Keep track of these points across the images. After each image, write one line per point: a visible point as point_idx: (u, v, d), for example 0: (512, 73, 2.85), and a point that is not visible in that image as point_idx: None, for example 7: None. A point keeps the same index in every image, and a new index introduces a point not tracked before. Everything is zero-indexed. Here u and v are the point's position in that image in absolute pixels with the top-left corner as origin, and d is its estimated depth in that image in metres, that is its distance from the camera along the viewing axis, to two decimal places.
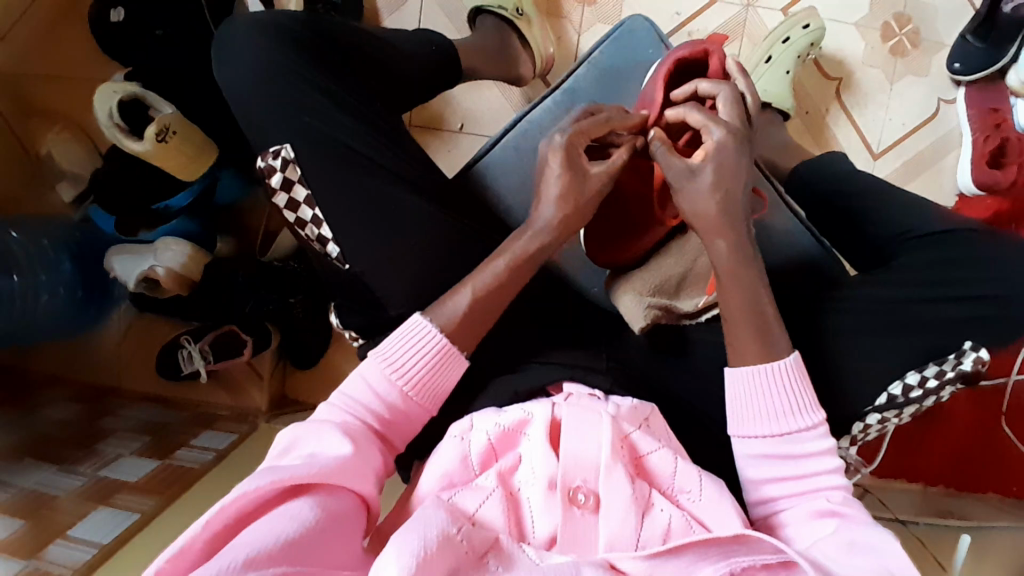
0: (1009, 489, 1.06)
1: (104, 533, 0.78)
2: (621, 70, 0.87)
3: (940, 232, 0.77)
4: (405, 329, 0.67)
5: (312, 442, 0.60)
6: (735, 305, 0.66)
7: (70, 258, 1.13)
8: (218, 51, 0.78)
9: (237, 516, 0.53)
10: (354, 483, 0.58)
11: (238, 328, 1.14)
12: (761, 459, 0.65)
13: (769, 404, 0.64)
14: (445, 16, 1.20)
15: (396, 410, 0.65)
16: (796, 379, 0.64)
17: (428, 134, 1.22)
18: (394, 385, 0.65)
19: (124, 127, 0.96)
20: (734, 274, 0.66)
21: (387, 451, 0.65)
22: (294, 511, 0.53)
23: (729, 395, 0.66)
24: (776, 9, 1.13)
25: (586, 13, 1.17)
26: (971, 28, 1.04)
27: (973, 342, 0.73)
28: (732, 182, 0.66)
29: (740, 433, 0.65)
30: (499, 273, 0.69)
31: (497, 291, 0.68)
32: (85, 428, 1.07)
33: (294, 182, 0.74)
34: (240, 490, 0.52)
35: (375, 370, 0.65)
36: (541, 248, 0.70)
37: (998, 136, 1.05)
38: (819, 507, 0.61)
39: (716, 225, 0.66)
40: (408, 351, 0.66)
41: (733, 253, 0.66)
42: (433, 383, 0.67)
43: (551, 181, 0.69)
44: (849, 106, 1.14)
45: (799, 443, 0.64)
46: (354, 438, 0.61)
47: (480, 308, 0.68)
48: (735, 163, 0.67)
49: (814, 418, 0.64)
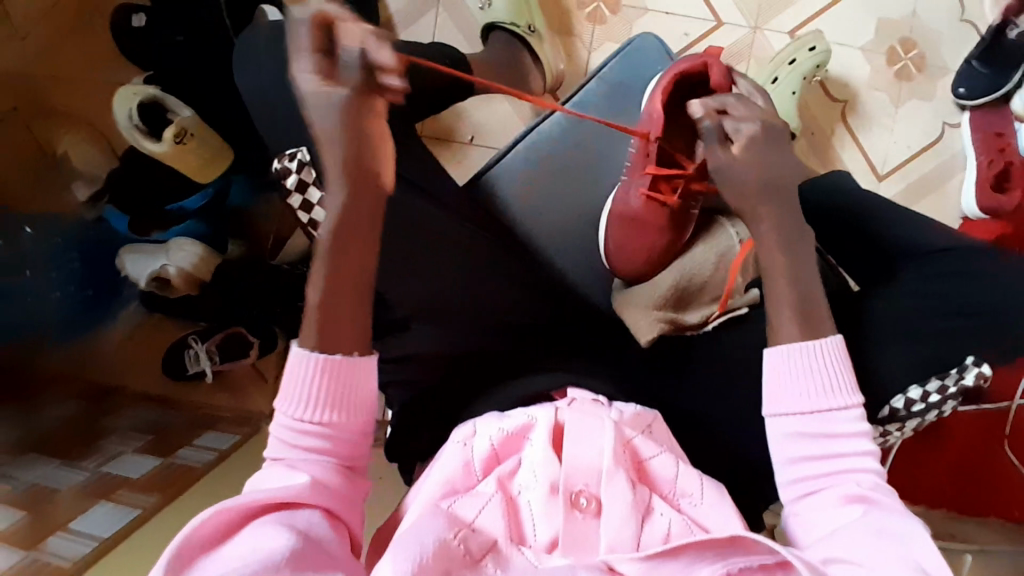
0: (1011, 514, 1.05)
1: (104, 528, 0.78)
2: (630, 84, 0.88)
3: (943, 249, 0.79)
4: (288, 368, 0.64)
5: (269, 480, 0.62)
6: (783, 287, 0.68)
7: (80, 255, 1.17)
8: (240, 59, 0.80)
9: (212, 540, 0.54)
10: (320, 499, 0.60)
11: (245, 329, 1.17)
12: (796, 438, 0.64)
13: (809, 382, 0.64)
14: (458, 31, 1.22)
15: (326, 440, 0.63)
16: (836, 359, 0.64)
17: (440, 144, 1.24)
18: (308, 420, 0.63)
19: (144, 129, 1.00)
20: (784, 250, 0.70)
21: (352, 476, 0.64)
22: (266, 530, 0.55)
23: (769, 370, 0.66)
24: (783, 32, 1.15)
25: (596, 32, 1.20)
26: (976, 54, 1.08)
27: (975, 358, 0.74)
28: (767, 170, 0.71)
29: (774, 412, 0.65)
30: (339, 213, 0.68)
31: (348, 253, 0.68)
32: (88, 426, 1.08)
33: (309, 183, 0.75)
34: (209, 513, 0.54)
35: (284, 415, 0.64)
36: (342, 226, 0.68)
37: (1002, 160, 1.06)
38: (849, 492, 0.60)
39: (764, 211, 0.70)
40: (302, 385, 0.64)
41: (780, 236, 0.70)
42: (344, 397, 0.64)
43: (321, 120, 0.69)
44: (854, 128, 1.15)
45: (833, 423, 0.63)
46: (309, 468, 0.62)
47: (332, 312, 0.66)
48: (771, 150, 0.72)
49: (849, 400, 0.63)
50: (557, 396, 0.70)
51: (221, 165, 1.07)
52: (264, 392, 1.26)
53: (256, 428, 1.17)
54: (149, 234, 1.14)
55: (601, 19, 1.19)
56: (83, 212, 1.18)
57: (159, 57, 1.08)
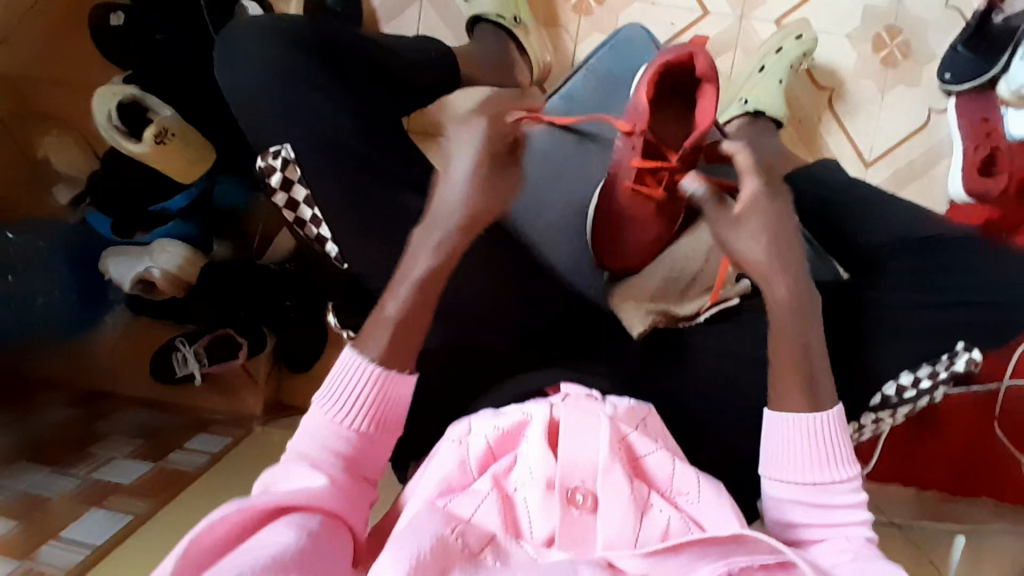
0: (1004, 494, 1.05)
1: (97, 535, 0.77)
2: (619, 76, 0.88)
3: (933, 235, 0.79)
4: (337, 369, 0.65)
5: (284, 480, 0.60)
6: (784, 327, 0.68)
7: (65, 260, 1.14)
8: (221, 56, 0.79)
9: (217, 544, 0.53)
10: (333, 505, 0.59)
11: (233, 332, 1.15)
12: (794, 505, 0.64)
13: (810, 453, 0.64)
14: (443, 24, 1.21)
15: (356, 448, 0.64)
16: (838, 433, 0.65)
17: (426, 139, 1.23)
18: (343, 426, 0.64)
19: (123, 129, 0.97)
20: (786, 282, 0.68)
21: (363, 484, 0.64)
22: (275, 532, 0.54)
23: (769, 437, 0.66)
24: (769, 20, 1.14)
25: (582, 23, 1.19)
26: (962, 39, 1.08)
27: (966, 343, 0.74)
28: (777, 232, 0.69)
29: (774, 477, 0.65)
30: (441, 250, 0.68)
31: (432, 286, 0.68)
32: (78, 432, 1.06)
33: (294, 181, 0.74)
34: (217, 515, 0.53)
35: (319, 417, 0.64)
36: (445, 261, 0.68)
37: (988, 145, 1.06)
38: (839, 547, 0.61)
39: (772, 270, 0.68)
40: (347, 389, 0.64)
41: (790, 292, 0.68)
42: (387, 411, 0.65)
43: (462, 166, 0.72)
44: (842, 116, 1.15)
45: (831, 493, 0.63)
46: (328, 473, 0.61)
47: (406, 328, 0.66)
48: (772, 210, 0.71)
49: (846, 472, 0.64)
50: (551, 392, 0.69)
51: (201, 166, 1.05)
52: (256, 392, 1.25)
53: (249, 430, 1.16)
54: (134, 237, 1.12)
55: (587, 10, 1.18)
56: (66, 215, 1.16)
57: (139, 55, 1.06)
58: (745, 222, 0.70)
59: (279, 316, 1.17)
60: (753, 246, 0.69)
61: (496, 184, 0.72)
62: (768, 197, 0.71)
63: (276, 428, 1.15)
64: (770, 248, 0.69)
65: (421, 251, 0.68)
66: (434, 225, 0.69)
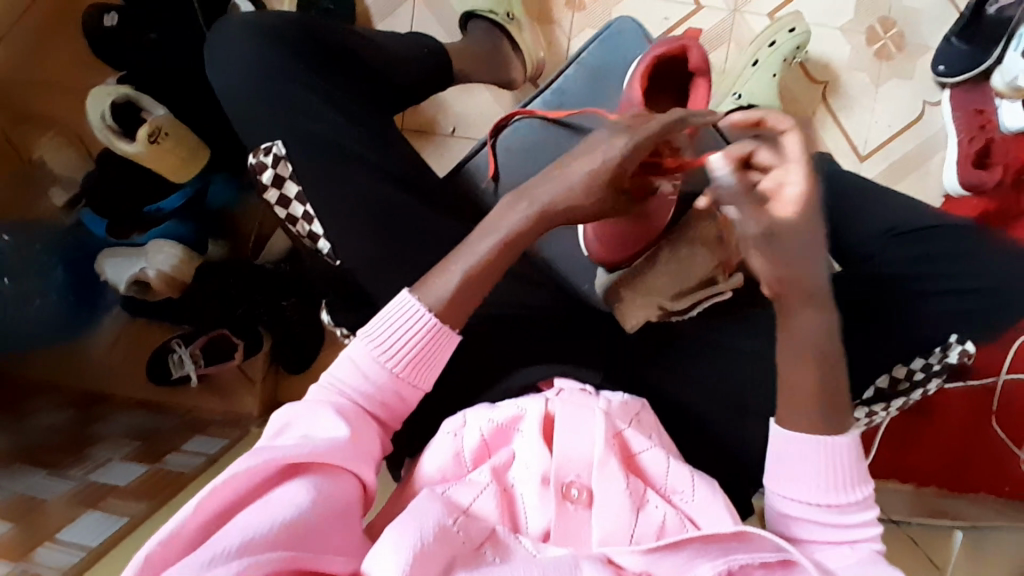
0: (1002, 489, 1.06)
1: (94, 536, 0.77)
2: (610, 69, 0.87)
3: (931, 226, 0.78)
4: (391, 310, 0.63)
5: (306, 423, 0.58)
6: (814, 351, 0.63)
7: (61, 262, 1.14)
8: (211, 53, 0.79)
9: (228, 499, 0.51)
10: (354, 463, 0.57)
11: (228, 332, 1.16)
12: (794, 517, 0.60)
13: (818, 472, 0.60)
14: (436, 22, 1.21)
15: (387, 390, 0.62)
16: (852, 453, 0.60)
17: (420, 138, 1.23)
18: (386, 369, 0.61)
19: (117, 129, 0.97)
20: (806, 305, 0.64)
21: (383, 432, 0.63)
22: (288, 494, 0.52)
23: (776, 451, 0.62)
24: (762, 14, 1.14)
25: (575, 19, 1.19)
26: (955, 31, 1.07)
27: (959, 335, 0.76)
28: (800, 252, 0.65)
29: (776, 487, 0.61)
30: (519, 220, 0.66)
31: (508, 249, 0.66)
32: (75, 434, 1.06)
33: (285, 179, 0.74)
34: (231, 472, 0.51)
35: (362, 352, 0.62)
36: (519, 235, 0.66)
37: (983, 137, 1.07)
38: (846, 556, 0.58)
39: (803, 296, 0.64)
40: (397, 334, 0.62)
41: (818, 325, 0.64)
42: (432, 361, 0.63)
43: (584, 164, 0.67)
44: (836, 110, 1.15)
45: (836, 512, 0.59)
46: (352, 422, 0.59)
47: (462, 294, 0.64)
48: (800, 228, 0.65)
49: (857, 490, 0.59)
50: (545, 387, 0.71)
51: (195, 166, 1.05)
52: (253, 393, 1.25)
53: (245, 431, 1.16)
54: (129, 237, 1.12)
55: (580, 6, 1.18)
56: (61, 217, 1.15)
57: (131, 55, 1.06)
58: (764, 235, 0.65)
59: (277, 318, 1.17)
60: (760, 260, 0.66)
61: (601, 196, 0.67)
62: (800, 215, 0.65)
63: None
64: (787, 268, 0.64)
65: (495, 224, 0.66)
66: (525, 196, 0.67)
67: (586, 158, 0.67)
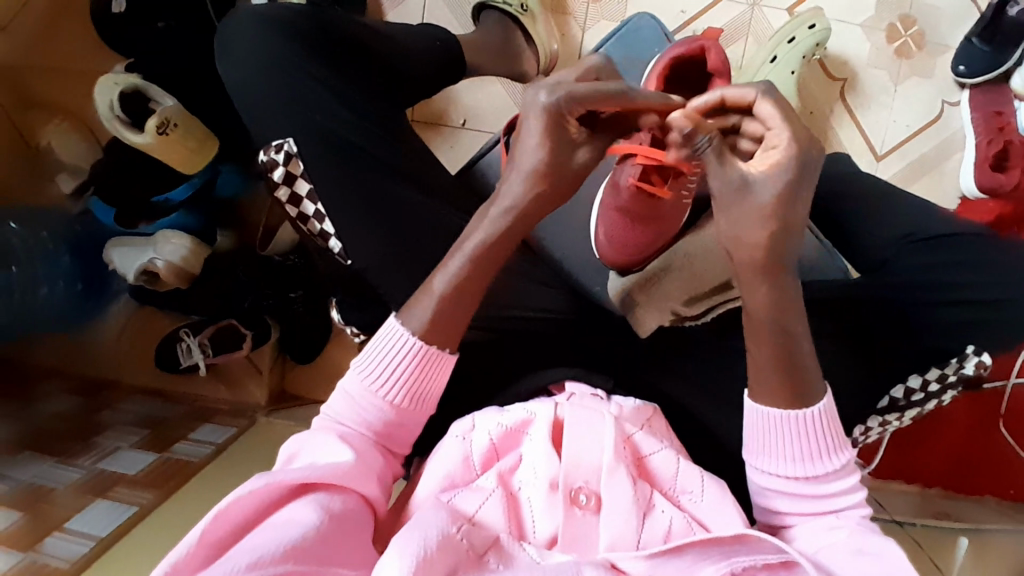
0: (1006, 492, 1.06)
1: (103, 526, 0.77)
2: (626, 65, 0.88)
3: (950, 234, 0.76)
4: (380, 337, 0.63)
5: (309, 450, 0.59)
6: (767, 317, 0.56)
7: (68, 251, 1.15)
8: (222, 45, 0.78)
9: (235, 521, 0.52)
10: (358, 483, 0.57)
11: (237, 323, 1.16)
12: (779, 493, 0.59)
13: (794, 448, 0.57)
14: (448, 12, 1.19)
15: (386, 420, 0.62)
16: (819, 422, 0.57)
17: (430, 129, 1.22)
18: (378, 398, 0.61)
19: (125, 120, 0.96)
20: (772, 280, 0.55)
21: (387, 460, 0.62)
22: (296, 512, 0.52)
23: (749, 429, 0.59)
24: (782, 9, 1.12)
25: (590, 10, 1.16)
26: (976, 31, 1.06)
27: (976, 347, 0.74)
28: (786, 209, 0.53)
29: (756, 464, 0.60)
30: (497, 226, 0.63)
31: (487, 257, 0.63)
32: (83, 421, 1.06)
33: (297, 177, 0.73)
34: (238, 493, 0.51)
35: (356, 383, 0.62)
36: (500, 240, 0.62)
37: (1002, 139, 1.04)
38: (830, 523, 0.57)
39: (765, 267, 0.54)
40: (386, 359, 0.62)
41: (776, 297, 0.55)
42: (422, 388, 0.62)
43: (528, 149, 0.61)
44: (854, 107, 1.13)
45: (820, 484, 0.58)
46: (355, 447, 0.59)
47: (445, 313, 0.62)
48: (797, 185, 0.53)
49: (838, 454, 0.58)
50: (557, 392, 0.69)
51: (206, 156, 1.04)
52: (260, 383, 1.25)
53: (252, 420, 1.16)
54: (136, 226, 1.12)
55: None
56: (69, 205, 1.17)
57: (138, 43, 1.05)
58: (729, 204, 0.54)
59: (285, 309, 1.18)
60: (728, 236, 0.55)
61: (561, 175, 0.61)
62: (798, 169, 0.53)
63: (280, 420, 1.15)
64: (766, 235, 0.53)
65: (477, 227, 0.63)
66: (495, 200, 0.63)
67: (526, 145, 0.61)
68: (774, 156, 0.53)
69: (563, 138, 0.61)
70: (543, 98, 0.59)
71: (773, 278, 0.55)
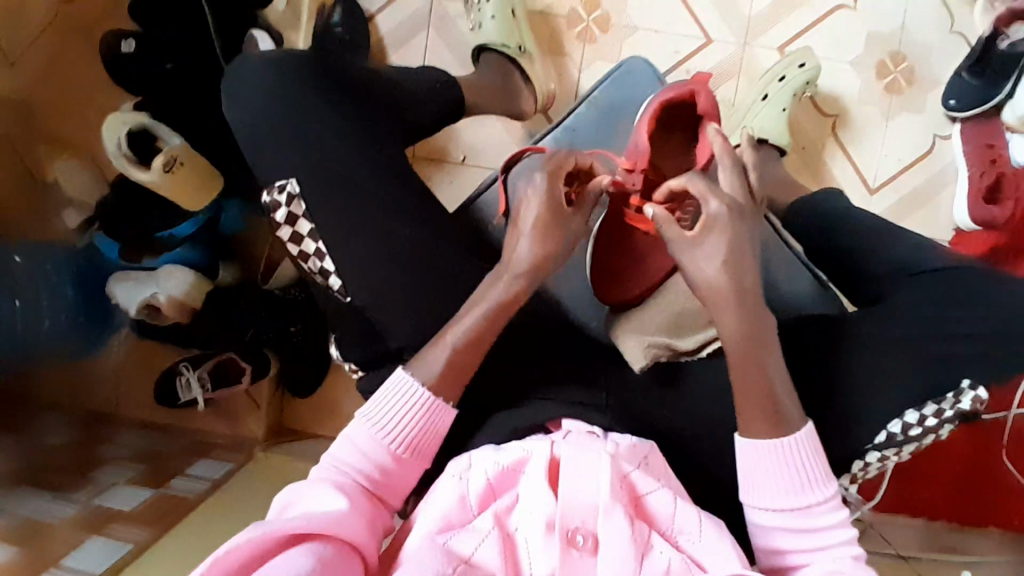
0: (1010, 523, 1.05)
1: (96, 564, 0.77)
2: (620, 107, 0.90)
3: (942, 269, 0.78)
4: (389, 387, 0.66)
5: (305, 500, 0.60)
6: (739, 348, 0.63)
7: (71, 284, 1.16)
8: (228, 87, 0.80)
9: (229, 569, 0.52)
10: (352, 535, 0.57)
11: (238, 356, 1.16)
12: (778, 531, 0.63)
13: (782, 481, 0.62)
14: (449, 53, 1.22)
15: (388, 470, 0.64)
16: (803, 451, 0.62)
17: (430, 164, 1.24)
18: (384, 447, 0.64)
19: (132, 157, 0.98)
20: (738, 311, 0.63)
21: (382, 510, 0.64)
22: (291, 560, 0.53)
23: (741, 465, 0.64)
24: (772, 49, 1.15)
25: (586, 51, 1.19)
26: (966, 66, 1.08)
27: (972, 381, 0.73)
28: (735, 249, 0.63)
29: (752, 502, 0.64)
30: (511, 288, 0.68)
31: (500, 313, 0.67)
32: (80, 455, 1.05)
33: (298, 216, 0.75)
34: (235, 542, 0.52)
35: (363, 432, 0.65)
36: (519, 294, 0.68)
37: (993, 171, 1.07)
38: (827, 567, 0.60)
39: (728, 300, 0.63)
40: (396, 409, 0.65)
41: (743, 325, 0.63)
42: (426, 440, 0.66)
43: (531, 215, 0.69)
44: (847, 143, 1.15)
45: (811, 517, 0.62)
46: (351, 497, 0.61)
47: (459, 361, 0.66)
48: (738, 229, 0.64)
49: (826, 490, 0.63)
50: (554, 428, 0.70)
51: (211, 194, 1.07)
52: (258, 418, 1.25)
53: (249, 455, 1.16)
54: (141, 259, 1.13)
55: (591, 38, 1.19)
56: (73, 238, 1.19)
57: (145, 83, 1.08)
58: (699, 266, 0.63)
59: (285, 343, 1.19)
60: (710, 271, 0.63)
61: (560, 231, 0.69)
62: (736, 216, 0.64)
63: (278, 455, 1.15)
64: (724, 271, 0.63)
65: (491, 287, 0.68)
66: (506, 268, 0.69)
67: (527, 213, 0.69)
68: (707, 221, 0.63)
69: (561, 207, 0.69)
70: (539, 178, 0.70)
71: (738, 313, 0.63)
